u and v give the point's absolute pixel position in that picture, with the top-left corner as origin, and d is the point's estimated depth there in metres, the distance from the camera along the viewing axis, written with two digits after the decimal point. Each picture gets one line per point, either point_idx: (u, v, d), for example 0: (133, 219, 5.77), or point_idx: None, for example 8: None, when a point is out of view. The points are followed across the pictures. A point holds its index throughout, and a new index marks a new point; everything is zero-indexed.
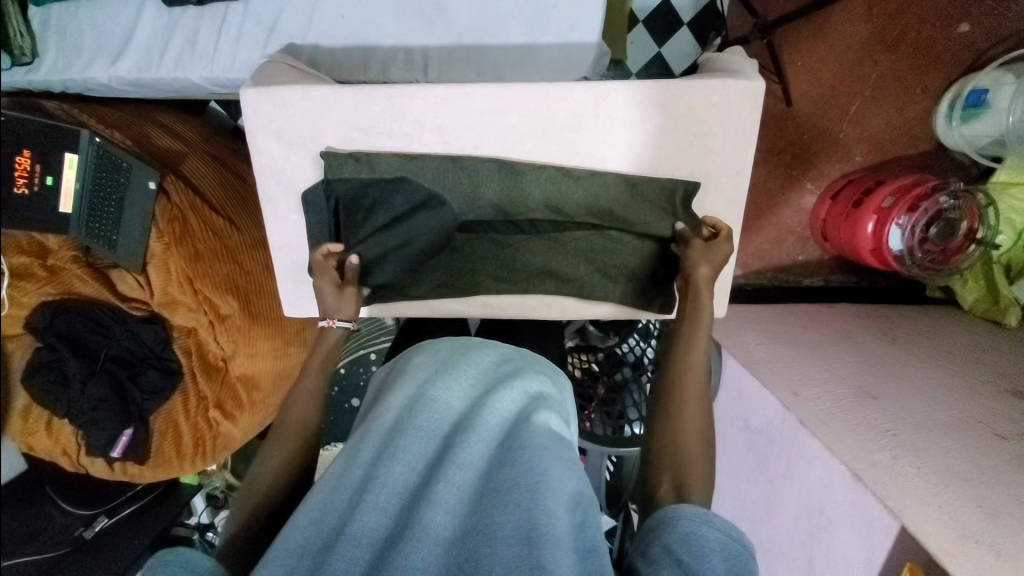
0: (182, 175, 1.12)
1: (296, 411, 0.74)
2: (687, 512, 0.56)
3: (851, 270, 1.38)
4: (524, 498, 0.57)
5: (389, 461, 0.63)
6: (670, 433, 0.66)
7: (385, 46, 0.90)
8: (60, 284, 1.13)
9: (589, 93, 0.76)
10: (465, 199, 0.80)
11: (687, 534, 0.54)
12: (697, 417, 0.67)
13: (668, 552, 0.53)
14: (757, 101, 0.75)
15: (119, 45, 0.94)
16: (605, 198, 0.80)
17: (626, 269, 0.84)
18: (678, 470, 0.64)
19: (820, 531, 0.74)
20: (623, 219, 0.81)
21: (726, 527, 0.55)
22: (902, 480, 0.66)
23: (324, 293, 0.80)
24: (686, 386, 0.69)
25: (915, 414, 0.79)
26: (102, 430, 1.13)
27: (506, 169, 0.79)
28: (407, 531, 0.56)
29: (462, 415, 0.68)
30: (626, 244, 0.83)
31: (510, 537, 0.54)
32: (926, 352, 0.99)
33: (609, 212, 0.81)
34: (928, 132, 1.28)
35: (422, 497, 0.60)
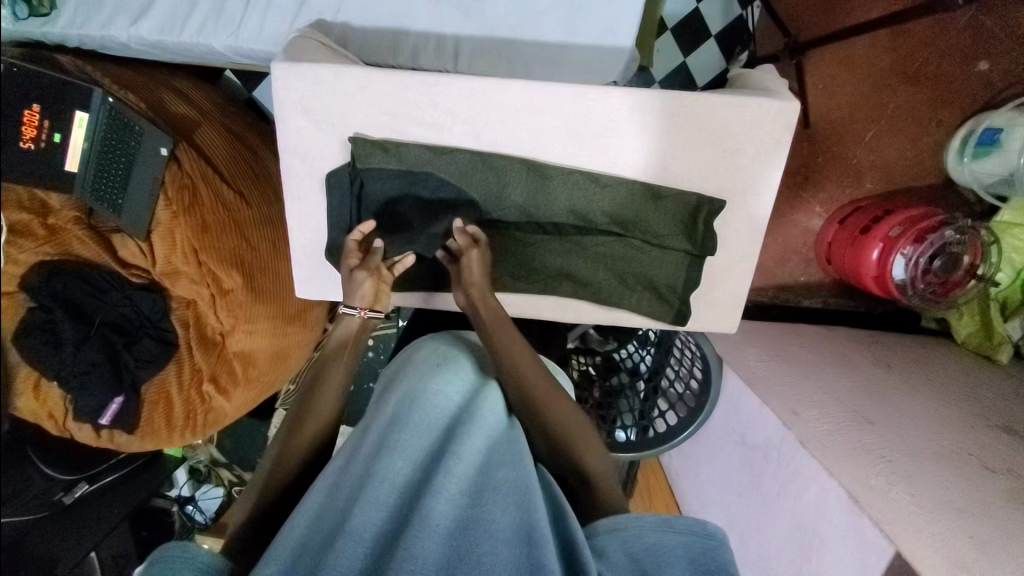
0: (194, 143, 1.09)
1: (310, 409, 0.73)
2: (648, 521, 0.60)
3: (851, 295, 1.40)
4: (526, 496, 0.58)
5: (388, 454, 0.62)
6: (550, 421, 0.72)
7: (418, 31, 0.89)
8: (59, 245, 1.10)
9: (626, 99, 0.76)
10: (491, 197, 0.81)
11: (645, 543, 0.59)
12: (557, 399, 0.74)
13: (629, 557, 0.58)
14: (790, 122, 0.76)
15: (142, 5, 0.92)
16: (630, 208, 0.81)
17: (645, 279, 0.85)
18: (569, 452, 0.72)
19: (811, 549, 0.76)
20: (648, 231, 0.81)
21: (687, 530, 0.59)
22: (897, 506, 0.67)
23: (345, 276, 0.81)
24: (529, 377, 0.74)
25: (911, 442, 0.80)
26: (92, 396, 1.11)
27: (536, 170, 0.79)
28: (409, 525, 0.55)
29: (461, 410, 0.69)
30: (647, 254, 0.83)
31: (509, 539, 0.56)
32: (921, 382, 1.01)
33: (634, 222, 0.81)
34: (938, 166, 1.29)
35: (423, 491, 0.59)
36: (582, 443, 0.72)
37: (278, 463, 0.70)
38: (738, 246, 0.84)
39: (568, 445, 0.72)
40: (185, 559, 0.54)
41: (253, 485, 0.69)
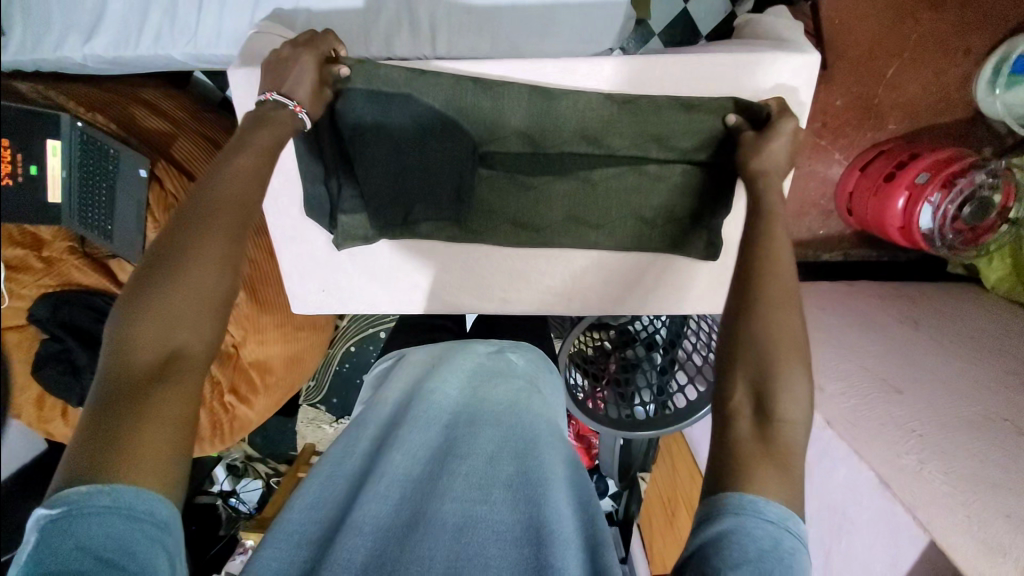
0: (173, 160, 1.05)
1: (230, 214, 0.58)
2: (730, 504, 0.50)
3: (874, 244, 1.33)
4: (535, 495, 0.58)
5: (389, 450, 0.62)
6: (757, 335, 0.55)
7: (388, 15, 0.82)
8: (59, 276, 1.09)
9: (626, 73, 0.70)
10: (488, 130, 0.72)
11: (725, 529, 0.48)
12: (784, 311, 0.56)
13: (709, 551, 0.48)
14: (812, 75, 0.70)
15: (92, 20, 0.84)
16: (655, 121, 0.70)
17: (664, 209, 0.78)
18: (770, 374, 0.54)
19: (841, 529, 0.76)
20: (672, 147, 0.72)
21: (768, 519, 0.49)
22: (929, 487, 0.66)
23: (299, 79, 0.65)
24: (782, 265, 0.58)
25: (941, 410, 0.78)
26: None
27: (540, 91, 0.70)
28: (416, 524, 0.56)
29: (461, 403, 0.69)
30: (669, 178, 0.75)
31: (518, 538, 0.56)
32: (948, 338, 0.98)
33: (666, 138, 0.71)
34: (966, 99, 1.19)
35: (430, 489, 0.59)
36: (784, 375, 0.54)
37: (167, 306, 0.53)
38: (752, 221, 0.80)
39: (779, 366, 0.54)
40: (139, 516, 0.47)
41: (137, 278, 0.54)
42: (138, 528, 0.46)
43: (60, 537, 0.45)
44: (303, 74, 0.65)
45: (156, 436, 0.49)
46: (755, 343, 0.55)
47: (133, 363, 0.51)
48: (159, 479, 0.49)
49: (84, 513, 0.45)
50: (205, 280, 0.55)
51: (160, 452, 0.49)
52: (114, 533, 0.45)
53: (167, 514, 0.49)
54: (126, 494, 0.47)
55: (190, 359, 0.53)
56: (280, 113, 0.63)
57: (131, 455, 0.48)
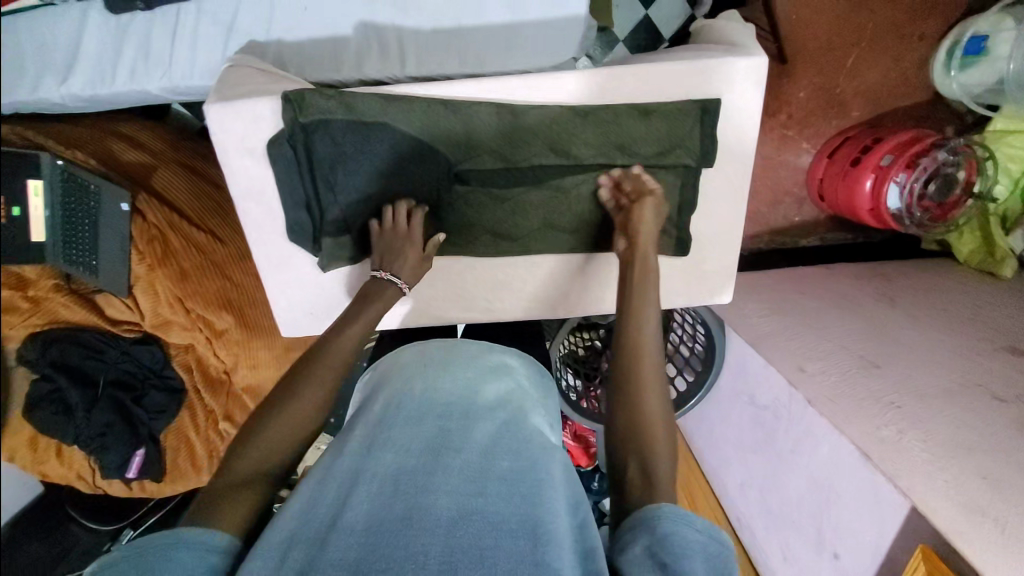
0: (153, 191, 1.07)
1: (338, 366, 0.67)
2: (668, 512, 0.53)
3: (847, 227, 1.37)
4: (530, 493, 0.58)
5: (380, 450, 0.60)
6: (640, 415, 0.61)
7: (357, 38, 0.84)
8: (46, 315, 1.08)
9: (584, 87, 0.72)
10: (461, 146, 0.73)
11: (663, 533, 0.51)
12: (657, 381, 0.64)
13: (649, 553, 0.51)
14: (760, 77, 0.71)
15: (66, 61, 0.85)
16: (615, 131, 0.72)
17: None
18: (642, 446, 0.60)
19: (828, 503, 0.77)
20: (636, 154, 0.73)
21: (703, 527, 0.52)
22: (909, 456, 0.68)
23: (405, 252, 0.73)
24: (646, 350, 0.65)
25: (918, 381, 0.81)
26: (113, 453, 1.13)
27: (509, 110, 0.72)
28: (408, 519, 0.54)
29: (456, 398, 0.67)
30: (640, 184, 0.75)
31: (514, 531, 0.55)
32: (923, 312, 1.00)
33: (631, 146, 0.73)
34: (923, 82, 1.24)
35: (421, 483, 0.57)
36: (658, 443, 0.60)
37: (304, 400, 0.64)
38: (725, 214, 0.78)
39: (645, 439, 0.60)
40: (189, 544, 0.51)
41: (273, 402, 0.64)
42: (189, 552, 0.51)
43: (142, 556, 0.49)
44: (405, 244, 0.73)
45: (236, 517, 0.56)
46: (624, 423, 0.62)
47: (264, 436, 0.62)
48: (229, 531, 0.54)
49: (169, 539, 0.51)
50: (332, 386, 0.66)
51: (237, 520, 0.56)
52: (189, 554, 0.51)
53: (222, 542, 0.53)
54: (196, 530, 0.53)
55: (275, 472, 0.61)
56: (391, 292, 0.73)
57: (232, 510, 0.56)
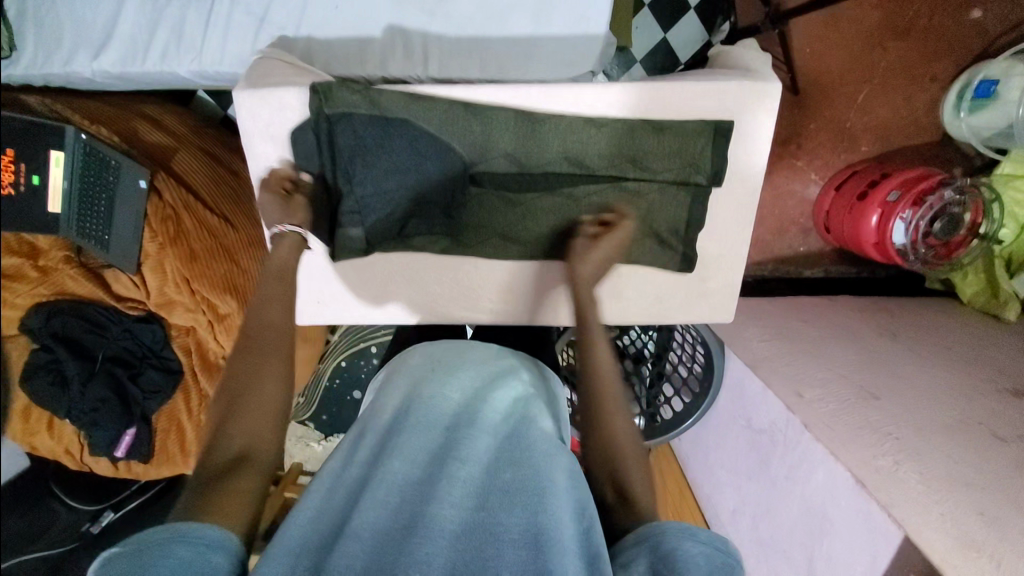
0: (173, 172, 1.08)
1: (273, 340, 0.66)
2: (671, 527, 0.55)
3: (852, 261, 1.38)
4: (532, 501, 0.58)
5: (388, 458, 0.61)
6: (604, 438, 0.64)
7: (383, 38, 0.86)
8: (54, 285, 1.09)
9: (601, 97, 0.73)
10: (477, 148, 0.74)
11: (666, 548, 0.53)
12: (613, 397, 0.65)
13: (653, 568, 0.52)
14: (773, 103, 0.72)
15: (102, 39, 0.88)
16: (629, 144, 0.73)
17: (648, 223, 0.77)
18: (616, 470, 0.63)
19: (819, 531, 0.76)
20: (647, 168, 0.74)
21: (707, 542, 0.54)
22: (904, 487, 0.68)
23: (269, 208, 0.74)
24: (598, 372, 0.66)
25: (917, 415, 0.80)
26: (104, 430, 1.13)
27: (527, 117, 0.73)
28: (413, 527, 0.55)
29: (462, 408, 0.67)
30: (653, 196, 0.76)
31: (516, 541, 0.55)
32: (925, 348, 1.00)
33: (642, 160, 0.74)
34: (933, 123, 1.26)
35: (427, 493, 0.58)
36: (630, 460, 0.63)
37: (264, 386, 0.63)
38: (731, 235, 0.79)
39: (618, 463, 0.63)
40: (192, 538, 0.50)
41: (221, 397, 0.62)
42: (188, 545, 0.49)
43: (146, 550, 0.48)
44: (269, 200, 0.74)
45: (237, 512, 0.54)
46: (598, 449, 0.64)
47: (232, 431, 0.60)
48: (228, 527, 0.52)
49: (171, 535, 0.50)
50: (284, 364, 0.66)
51: (234, 515, 0.54)
52: (191, 550, 0.49)
53: (217, 535, 0.51)
54: (185, 529, 0.50)
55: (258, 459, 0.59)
56: (290, 238, 0.72)
57: (218, 508, 0.53)
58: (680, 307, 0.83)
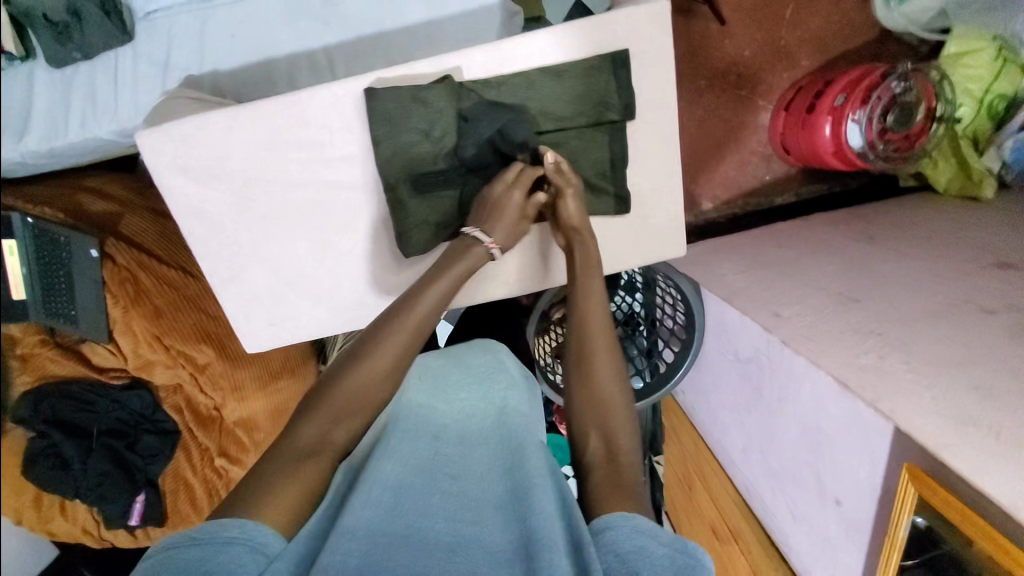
0: (122, 236, 1.10)
1: (372, 365, 0.66)
2: (633, 519, 0.54)
3: (821, 178, 1.34)
4: (516, 509, 0.57)
5: (379, 461, 0.61)
6: (596, 396, 0.68)
7: (285, 56, 0.86)
8: (34, 372, 1.09)
9: (489, 53, 0.72)
10: (383, 137, 0.74)
11: (632, 543, 0.51)
12: (609, 351, 0.71)
13: (617, 561, 0.50)
14: (666, 24, 0.71)
15: (20, 119, 0.89)
16: (534, 95, 0.73)
17: (570, 170, 0.77)
18: (604, 423, 0.67)
19: (820, 446, 0.72)
20: (558, 117, 0.75)
21: (673, 539, 0.52)
22: (891, 380, 0.64)
23: (503, 210, 0.73)
24: (592, 335, 0.71)
25: (899, 308, 0.77)
26: (113, 502, 1.13)
27: (412, 93, 0.71)
28: (407, 536, 0.54)
29: (450, 424, 0.69)
30: (569, 143, 0.76)
31: (509, 557, 0.53)
32: (902, 243, 0.96)
33: (550, 111, 0.74)
34: (867, 22, 1.24)
35: (422, 502, 0.58)
36: (614, 419, 0.67)
37: (317, 423, 0.62)
38: (663, 166, 0.78)
39: (606, 413, 0.67)
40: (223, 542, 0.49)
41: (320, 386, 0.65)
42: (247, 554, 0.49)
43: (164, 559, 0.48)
44: (509, 202, 0.73)
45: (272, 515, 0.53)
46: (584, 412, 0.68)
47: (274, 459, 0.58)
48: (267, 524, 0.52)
49: (191, 541, 0.49)
50: (357, 413, 0.64)
51: (279, 512, 0.54)
52: (207, 547, 0.49)
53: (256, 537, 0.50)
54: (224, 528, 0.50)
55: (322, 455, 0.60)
56: (478, 251, 0.74)
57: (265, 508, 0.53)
58: (631, 251, 0.82)
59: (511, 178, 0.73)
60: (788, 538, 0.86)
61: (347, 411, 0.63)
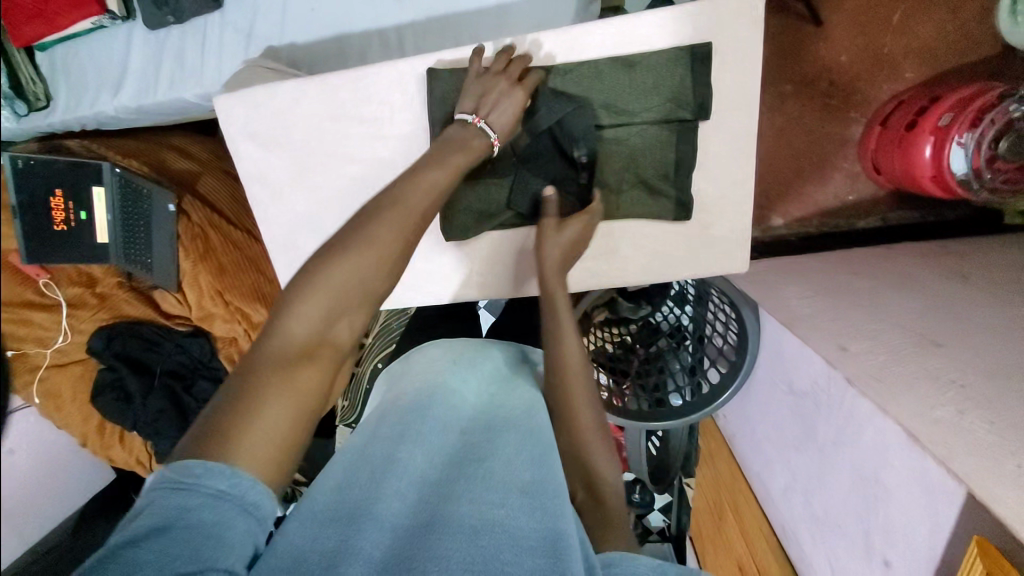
0: (197, 194, 1.17)
1: (377, 254, 0.56)
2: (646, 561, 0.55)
3: (914, 204, 1.21)
4: (548, 502, 0.54)
5: (408, 442, 0.59)
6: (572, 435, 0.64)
7: (360, 32, 0.87)
8: (111, 310, 1.20)
9: (557, 39, 0.71)
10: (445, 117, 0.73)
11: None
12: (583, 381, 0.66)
13: None
14: (757, 17, 0.66)
15: (118, 76, 0.96)
16: (600, 86, 0.70)
17: (630, 171, 0.73)
18: (585, 464, 0.64)
19: (875, 500, 0.66)
20: (622, 111, 0.71)
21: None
22: (968, 439, 0.58)
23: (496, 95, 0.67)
24: (567, 370, 0.66)
25: (989, 359, 0.68)
26: (165, 440, 1.20)
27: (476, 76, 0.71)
28: (432, 524, 0.52)
29: (476, 409, 0.66)
30: (634, 140, 0.72)
31: (534, 546, 0.50)
32: (1002, 287, 0.86)
33: (615, 104, 0.71)
34: (989, 33, 1.10)
35: (448, 488, 0.55)
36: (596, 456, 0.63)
37: (306, 321, 0.53)
38: (734, 174, 0.73)
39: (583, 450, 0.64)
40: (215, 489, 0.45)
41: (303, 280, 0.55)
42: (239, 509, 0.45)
43: (148, 508, 0.44)
44: (506, 99, 0.67)
45: (261, 439, 0.47)
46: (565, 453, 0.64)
47: (260, 364, 0.51)
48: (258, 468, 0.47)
49: (175, 487, 0.44)
50: (352, 313, 0.56)
51: (267, 441, 0.48)
52: (193, 501, 0.44)
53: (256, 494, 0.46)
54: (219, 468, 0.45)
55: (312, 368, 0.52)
56: (479, 143, 0.66)
57: (252, 436, 0.47)
58: (685, 262, 0.76)
59: (511, 71, 0.68)
60: None
61: (336, 317, 0.54)
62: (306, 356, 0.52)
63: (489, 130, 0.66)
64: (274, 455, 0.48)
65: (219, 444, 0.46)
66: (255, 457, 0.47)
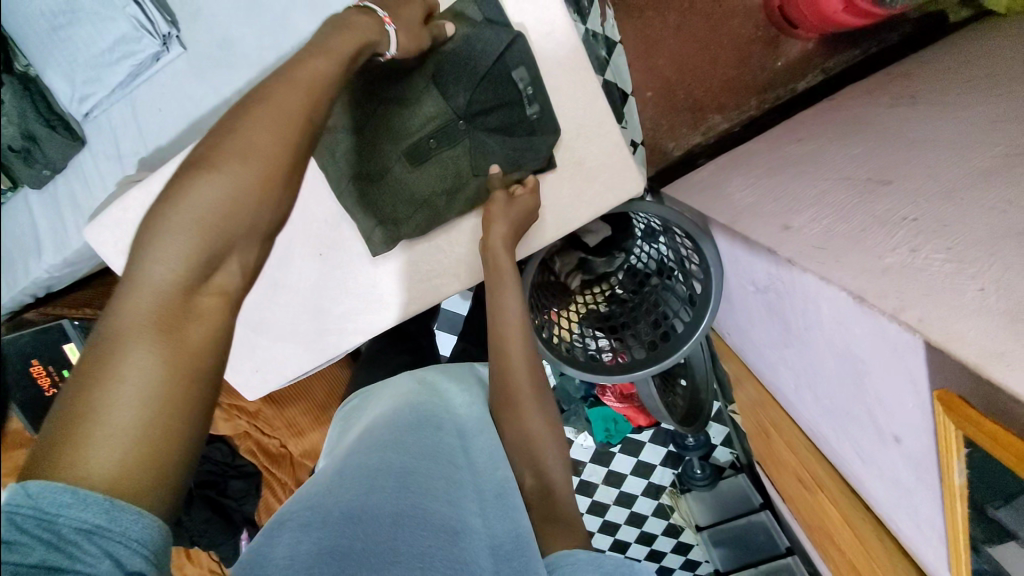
0: None
1: (246, 172, 0.46)
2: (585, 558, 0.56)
3: (845, 42, 1.11)
4: (513, 507, 0.59)
5: (387, 446, 0.58)
6: (525, 433, 0.67)
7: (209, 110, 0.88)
8: None
9: None
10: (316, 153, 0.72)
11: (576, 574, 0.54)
12: (532, 380, 0.68)
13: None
14: None
15: (32, 242, 1.00)
16: (435, 71, 0.70)
17: (495, 145, 0.72)
18: (535, 460, 0.66)
19: (860, 375, 0.60)
20: (468, 83, 0.70)
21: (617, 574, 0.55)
22: (924, 277, 0.50)
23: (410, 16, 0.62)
24: (512, 366, 0.67)
25: (937, 176, 0.61)
26: (222, 545, 1.26)
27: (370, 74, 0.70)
28: (410, 521, 0.51)
29: (452, 413, 0.67)
30: (492, 113, 0.72)
31: (501, 552, 0.54)
32: (952, 94, 0.76)
33: (445, 79, 0.70)
34: None
35: (425, 486, 0.55)
36: (547, 455, 0.67)
37: (174, 260, 0.42)
38: None
39: (533, 453, 0.66)
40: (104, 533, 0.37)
41: (158, 211, 0.43)
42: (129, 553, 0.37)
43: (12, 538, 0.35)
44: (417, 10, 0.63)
45: (125, 426, 0.39)
46: (513, 443, 0.67)
47: (126, 319, 0.41)
48: (120, 467, 0.38)
49: (38, 519, 0.36)
50: (242, 245, 0.46)
51: (134, 432, 0.39)
52: (82, 541, 0.36)
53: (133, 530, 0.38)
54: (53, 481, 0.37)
55: (188, 329, 0.42)
56: (371, 24, 0.57)
57: (115, 420, 0.38)
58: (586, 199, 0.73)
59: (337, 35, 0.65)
60: (863, 483, 0.71)
61: (209, 254, 0.44)
62: (186, 304, 0.43)
63: (395, 41, 0.60)
64: (163, 428, 0.40)
65: (81, 424, 0.38)
66: (136, 438, 0.39)
